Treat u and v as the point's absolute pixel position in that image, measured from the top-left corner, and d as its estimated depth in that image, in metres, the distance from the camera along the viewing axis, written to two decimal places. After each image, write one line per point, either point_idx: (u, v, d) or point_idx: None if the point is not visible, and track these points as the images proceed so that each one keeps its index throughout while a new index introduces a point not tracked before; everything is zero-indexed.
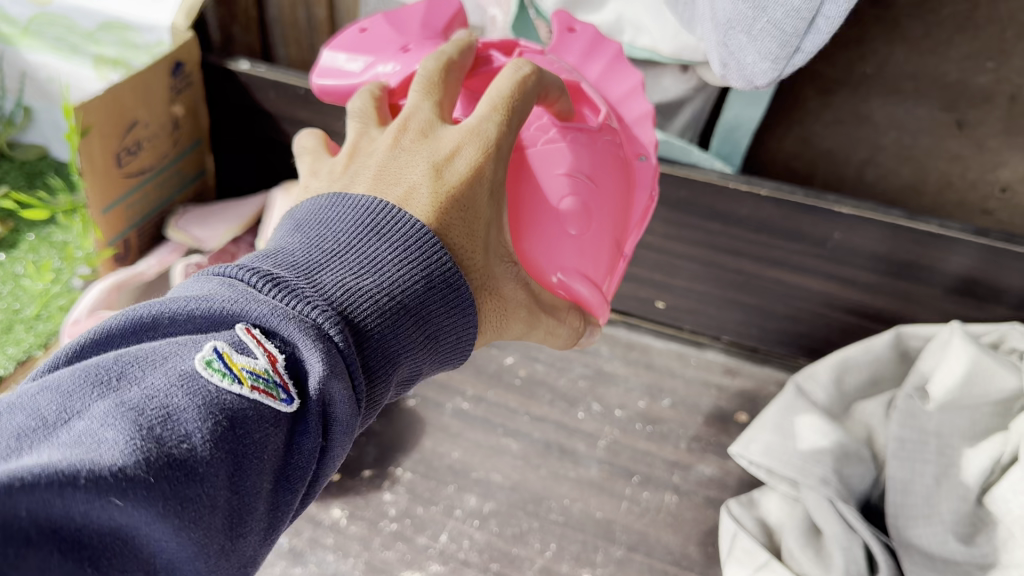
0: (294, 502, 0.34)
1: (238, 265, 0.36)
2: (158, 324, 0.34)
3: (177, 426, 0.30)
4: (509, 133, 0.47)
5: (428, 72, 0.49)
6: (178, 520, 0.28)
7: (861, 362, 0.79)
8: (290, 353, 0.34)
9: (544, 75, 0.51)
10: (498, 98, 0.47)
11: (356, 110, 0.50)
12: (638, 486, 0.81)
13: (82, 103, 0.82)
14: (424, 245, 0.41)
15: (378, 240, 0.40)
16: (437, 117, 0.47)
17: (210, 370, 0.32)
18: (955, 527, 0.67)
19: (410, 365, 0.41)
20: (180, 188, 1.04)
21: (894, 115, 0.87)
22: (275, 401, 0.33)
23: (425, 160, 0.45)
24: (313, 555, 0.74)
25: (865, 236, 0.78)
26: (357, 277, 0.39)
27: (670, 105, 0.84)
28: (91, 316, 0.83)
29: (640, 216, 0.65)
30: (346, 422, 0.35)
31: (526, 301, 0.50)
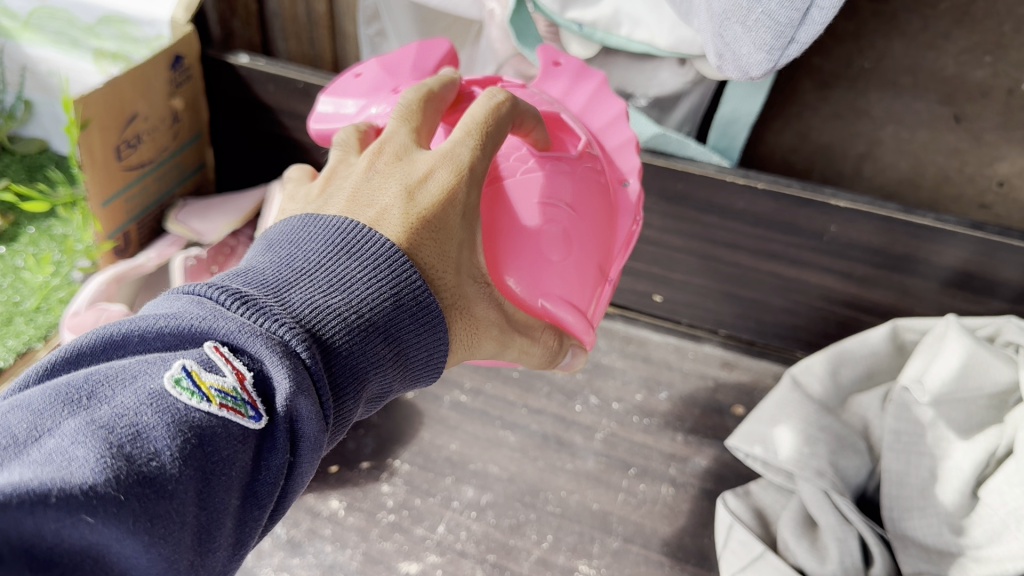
0: (263, 518, 0.36)
1: (208, 283, 0.37)
2: (128, 342, 0.36)
3: (146, 444, 0.31)
4: (483, 157, 0.49)
5: (408, 102, 0.51)
6: (148, 537, 0.30)
7: (857, 355, 0.79)
8: (258, 370, 0.35)
9: (520, 104, 0.53)
10: (472, 124, 0.49)
11: (339, 140, 0.53)
12: (634, 478, 0.82)
13: (82, 97, 0.82)
14: (392, 263, 0.42)
15: (348, 259, 0.41)
16: (412, 142, 0.49)
17: (179, 388, 0.33)
18: (951, 519, 0.68)
19: (380, 382, 0.42)
20: (179, 182, 1.04)
21: (892, 108, 0.87)
22: (243, 418, 0.34)
23: (398, 182, 0.46)
24: (312, 546, 0.75)
25: (860, 229, 0.78)
26: (327, 296, 0.40)
27: (667, 98, 0.85)
28: (91, 308, 0.83)
29: (624, 241, 0.64)
30: (314, 438, 0.36)
31: (497, 320, 0.51)
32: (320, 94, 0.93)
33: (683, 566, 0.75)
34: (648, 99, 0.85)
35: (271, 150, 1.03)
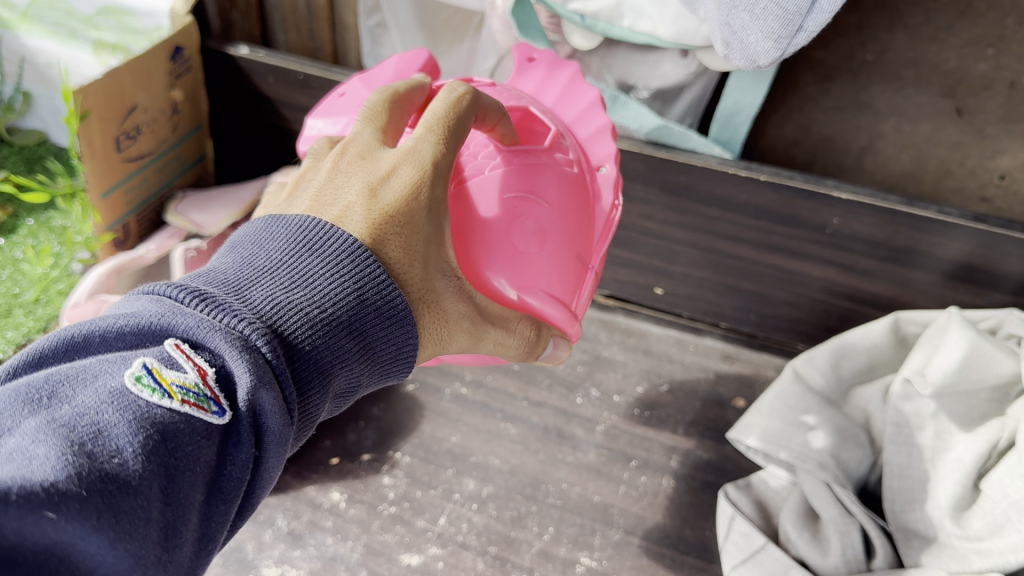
0: (229, 514, 0.35)
1: (167, 281, 0.36)
2: (89, 342, 0.35)
3: (108, 441, 0.31)
4: (446, 153, 0.48)
5: (373, 103, 0.51)
6: (114, 533, 0.29)
7: (860, 347, 0.79)
8: (219, 366, 0.35)
9: (482, 97, 0.53)
10: (434, 120, 0.49)
11: (312, 151, 0.53)
12: (635, 470, 0.82)
13: (82, 87, 0.82)
14: (357, 257, 0.42)
15: (311, 255, 0.41)
16: (377, 141, 0.49)
17: (140, 386, 0.33)
18: (951, 510, 0.67)
19: (347, 377, 0.41)
20: (179, 174, 1.04)
21: (893, 101, 0.87)
22: (206, 414, 0.34)
23: (361, 180, 0.46)
24: (312, 538, 0.75)
25: (863, 221, 0.78)
26: (288, 291, 0.39)
27: (670, 90, 0.84)
28: (91, 300, 0.83)
29: (604, 226, 0.63)
30: (279, 433, 0.36)
31: (469, 312, 0.50)
32: (320, 85, 0.93)
33: (683, 558, 0.75)
34: (650, 91, 0.85)
35: (272, 141, 1.03)
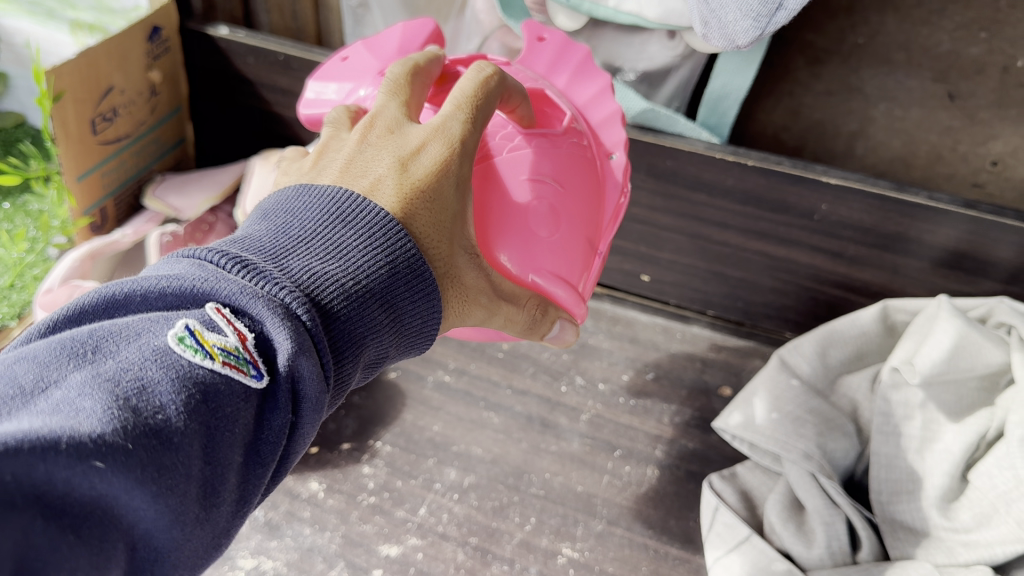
0: (265, 477, 0.35)
1: (208, 248, 0.37)
2: (130, 301, 0.35)
3: (152, 397, 0.30)
4: (474, 131, 0.48)
5: (395, 75, 0.50)
6: (156, 487, 0.29)
7: (847, 336, 0.78)
8: (258, 332, 0.35)
9: (508, 79, 0.52)
10: (461, 99, 0.48)
11: (331, 118, 0.51)
12: (619, 460, 0.80)
13: (54, 68, 0.79)
14: (388, 229, 0.42)
15: (345, 227, 0.41)
16: (403, 116, 0.48)
17: (183, 346, 0.33)
18: (939, 500, 0.66)
19: (378, 348, 0.41)
20: (157, 158, 1.02)
21: (884, 86, 0.86)
22: (244, 376, 0.34)
23: (391, 154, 0.46)
24: (290, 528, 0.73)
25: (852, 207, 0.77)
26: (323, 262, 0.39)
27: (657, 73, 0.83)
28: (64, 286, 0.80)
29: (612, 214, 0.63)
30: (316, 399, 0.36)
31: (486, 286, 0.49)
32: (300, 66, 0.91)
33: (667, 549, 0.74)
34: (637, 73, 0.83)
35: (253, 125, 1.01)
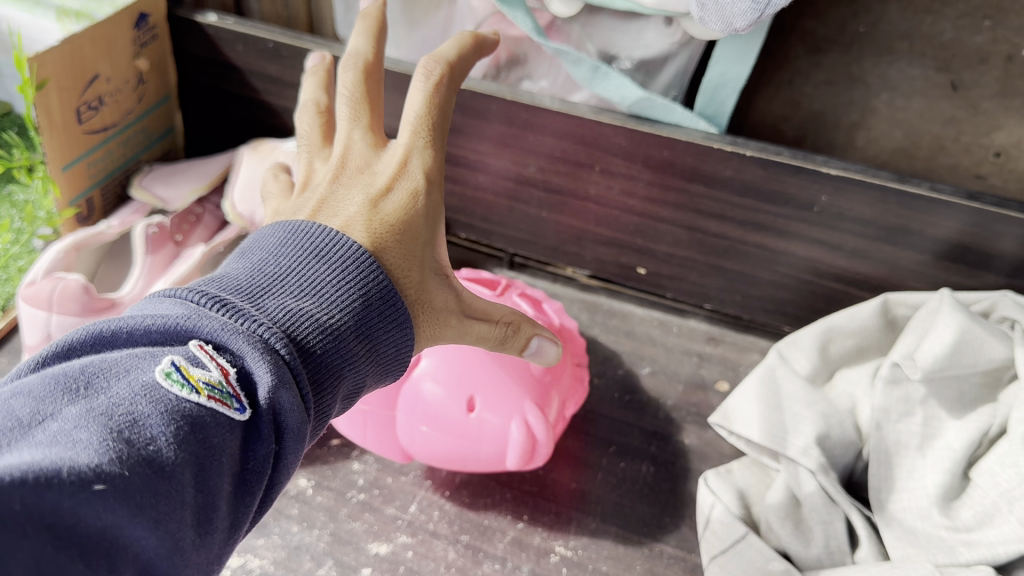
0: (252, 503, 0.39)
1: (189, 289, 0.41)
2: (117, 337, 0.39)
3: (144, 429, 0.35)
4: (434, 153, 0.57)
5: (354, 100, 0.60)
6: (154, 513, 0.33)
7: (847, 329, 0.76)
8: (240, 367, 0.39)
9: (454, 72, 0.62)
10: (418, 125, 0.57)
11: (304, 134, 0.63)
12: (614, 456, 0.79)
13: (37, 55, 0.78)
14: (356, 267, 0.47)
15: (314, 266, 0.46)
16: (368, 147, 0.58)
17: (170, 381, 0.37)
18: (939, 500, 0.65)
19: (354, 378, 0.46)
20: (146, 148, 1.00)
21: (886, 75, 0.84)
22: (229, 409, 0.38)
23: (362, 194, 0.54)
24: (277, 526, 0.71)
25: (852, 200, 0.75)
26: (299, 299, 0.44)
27: (654, 61, 0.81)
28: (47, 278, 0.77)
29: (576, 356, 0.76)
30: (297, 429, 0.40)
31: (455, 308, 0.55)
32: (290, 54, 0.89)
33: (663, 548, 0.72)
34: (633, 62, 0.81)
35: (243, 115, 0.99)
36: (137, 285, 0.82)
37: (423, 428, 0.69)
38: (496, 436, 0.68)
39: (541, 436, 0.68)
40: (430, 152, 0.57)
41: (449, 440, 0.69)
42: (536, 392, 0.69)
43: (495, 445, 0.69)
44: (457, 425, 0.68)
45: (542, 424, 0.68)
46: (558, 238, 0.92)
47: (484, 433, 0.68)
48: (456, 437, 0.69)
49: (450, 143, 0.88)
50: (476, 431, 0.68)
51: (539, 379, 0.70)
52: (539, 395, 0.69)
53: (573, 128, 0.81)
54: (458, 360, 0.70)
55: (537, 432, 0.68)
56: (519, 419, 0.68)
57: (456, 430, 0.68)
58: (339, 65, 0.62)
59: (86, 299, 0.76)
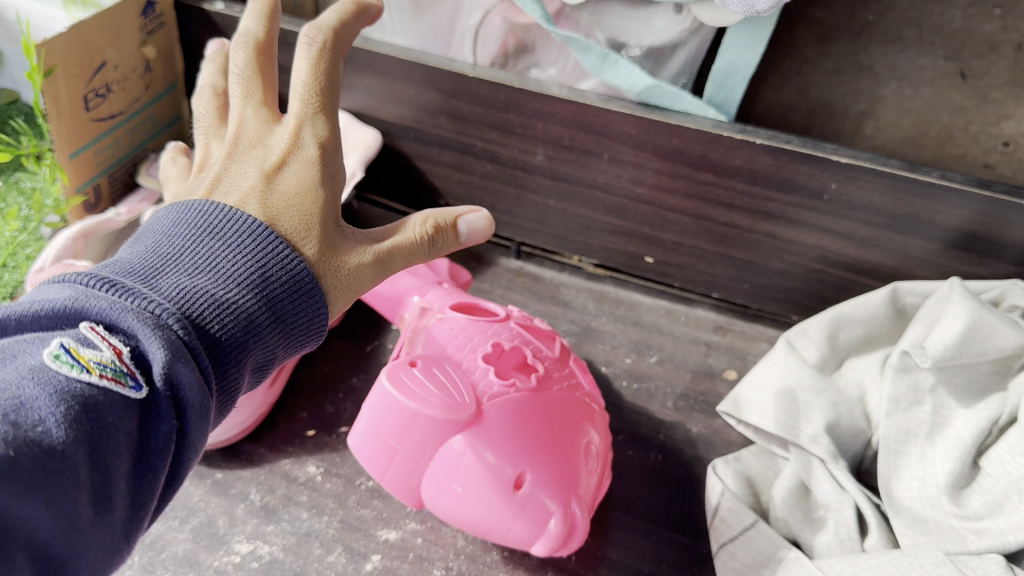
0: (158, 474, 0.42)
1: (79, 273, 0.43)
2: (9, 325, 0.42)
3: (32, 412, 0.37)
4: (327, 119, 0.59)
5: (244, 71, 0.62)
6: (43, 492, 0.35)
7: (856, 317, 0.76)
8: (132, 345, 0.42)
9: (338, 35, 0.62)
10: (306, 92, 0.59)
11: (201, 120, 0.65)
12: (622, 444, 0.79)
13: (45, 41, 0.77)
14: (249, 243, 0.50)
15: (210, 246, 0.49)
16: (259, 122, 0.60)
17: (59, 362, 0.39)
18: (949, 488, 0.64)
19: (259, 350, 0.48)
20: (153, 136, 0.99)
21: (895, 63, 0.88)
22: (123, 387, 0.40)
23: (255, 166, 0.57)
24: (287, 513, 0.72)
25: (863, 188, 0.75)
26: (193, 276, 0.46)
27: (663, 49, 0.81)
28: (56, 265, 0.78)
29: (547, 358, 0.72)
30: (198, 404, 0.42)
31: (370, 256, 0.57)
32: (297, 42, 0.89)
33: (671, 535, 0.72)
34: (642, 49, 0.81)
35: None
36: None
37: (458, 489, 0.63)
38: (534, 517, 0.62)
39: (580, 531, 0.62)
40: (321, 119, 0.58)
41: (489, 506, 0.62)
42: (584, 479, 0.64)
43: (526, 533, 0.63)
44: (501, 498, 0.61)
45: (585, 519, 0.62)
46: (566, 226, 0.92)
47: (523, 515, 0.62)
48: (492, 509, 0.62)
49: (458, 131, 0.88)
50: (518, 508, 0.62)
51: (587, 463, 0.65)
52: (585, 486, 0.64)
53: (581, 116, 0.81)
54: (516, 428, 0.63)
55: (577, 526, 0.62)
56: (568, 508, 0.62)
57: (497, 505, 0.62)
58: (234, 43, 0.64)
59: None
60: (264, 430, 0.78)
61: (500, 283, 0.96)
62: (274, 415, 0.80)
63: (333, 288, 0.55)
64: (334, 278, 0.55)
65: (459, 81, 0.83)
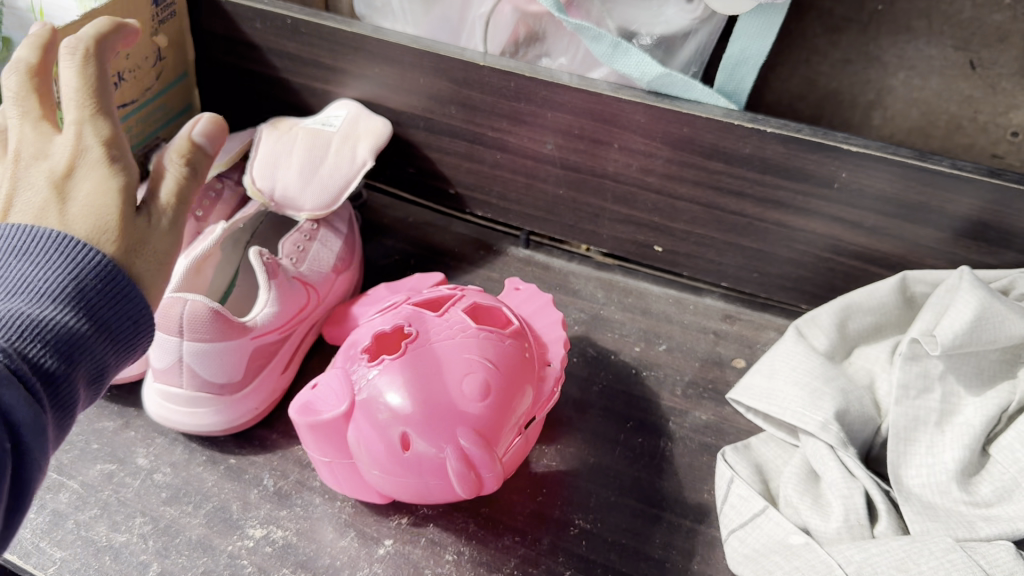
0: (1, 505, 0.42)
1: None
2: None
3: None
4: (107, 122, 0.54)
5: (16, 86, 0.55)
6: None
7: (866, 307, 0.77)
8: None
9: (109, 39, 0.57)
10: (75, 96, 0.54)
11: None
12: (632, 431, 0.79)
13: (57, 30, 0.78)
14: (59, 255, 0.48)
15: (21, 263, 0.47)
16: (38, 135, 0.54)
17: None
18: (958, 475, 0.65)
19: (85, 363, 0.48)
20: (164, 125, 1.00)
21: (904, 53, 0.88)
22: None
23: (44, 179, 0.52)
24: (300, 498, 0.73)
25: (873, 177, 0.75)
26: (5, 300, 0.45)
27: (674, 38, 0.82)
28: None
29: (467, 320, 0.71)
30: (29, 422, 0.43)
31: (168, 246, 0.55)
32: (308, 31, 0.89)
33: (680, 521, 0.72)
34: (653, 38, 0.82)
35: (259, 91, 0.99)
36: None
37: (376, 471, 0.65)
38: (436, 467, 0.63)
39: (480, 462, 0.62)
40: (102, 119, 0.54)
41: (395, 475, 0.64)
42: (475, 417, 0.63)
43: (439, 475, 0.64)
44: (399, 464, 0.64)
45: (482, 450, 0.62)
46: (575, 215, 0.92)
47: (427, 467, 0.63)
48: (402, 475, 0.64)
49: (468, 121, 0.89)
50: (417, 465, 0.63)
51: (478, 402, 0.64)
52: (476, 419, 0.63)
53: (591, 105, 0.81)
54: (431, 397, 0.64)
55: (475, 458, 0.62)
56: (455, 446, 0.62)
57: (400, 469, 0.64)
58: (4, 69, 0.56)
59: None
60: (278, 417, 0.80)
61: (509, 271, 0.96)
62: (285, 402, 0.81)
63: (149, 273, 0.53)
64: (146, 265, 0.53)
65: (469, 70, 0.84)
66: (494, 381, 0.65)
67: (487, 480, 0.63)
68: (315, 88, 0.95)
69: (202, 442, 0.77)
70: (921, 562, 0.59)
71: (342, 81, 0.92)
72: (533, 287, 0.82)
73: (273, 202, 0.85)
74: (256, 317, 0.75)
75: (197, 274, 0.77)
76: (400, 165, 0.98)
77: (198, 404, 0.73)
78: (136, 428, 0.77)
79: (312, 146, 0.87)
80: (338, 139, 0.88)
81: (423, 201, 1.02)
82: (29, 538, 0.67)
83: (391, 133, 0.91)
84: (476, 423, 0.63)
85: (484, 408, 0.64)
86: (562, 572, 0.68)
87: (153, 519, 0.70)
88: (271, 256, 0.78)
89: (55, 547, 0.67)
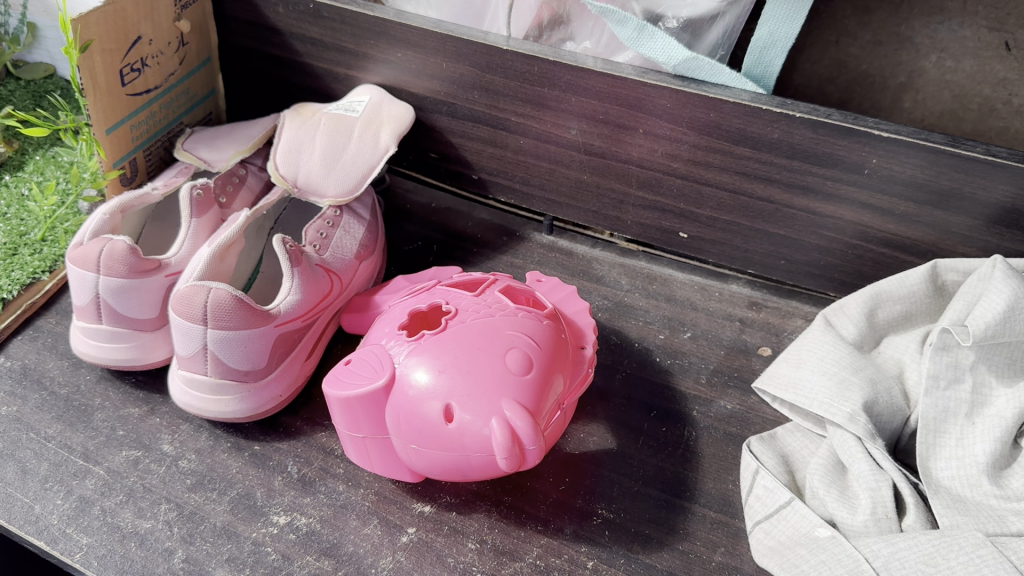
0: None
1: None
2: None
3: None
4: None
5: None
6: None
7: (895, 295, 0.75)
8: None
9: None
10: None
11: None
12: (655, 420, 0.79)
13: (81, 17, 0.78)
14: None
15: None
16: None
17: None
18: (989, 468, 0.64)
19: None
20: (189, 110, 1.00)
21: (936, 35, 0.86)
22: None
23: None
24: (324, 485, 0.73)
25: (902, 162, 0.74)
26: None
27: (701, 21, 0.81)
28: (95, 240, 0.76)
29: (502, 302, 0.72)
30: None
31: None
32: (331, 16, 0.89)
33: (702, 511, 0.72)
34: (679, 21, 0.81)
35: (282, 76, 0.98)
36: (182, 249, 0.79)
37: (414, 446, 0.65)
38: (480, 442, 0.63)
39: (525, 434, 0.62)
40: None
41: (433, 449, 0.64)
42: (518, 389, 0.64)
43: (481, 451, 0.63)
44: (440, 437, 0.64)
45: (527, 421, 0.62)
46: (600, 201, 0.91)
47: (469, 441, 0.63)
48: (442, 449, 0.64)
49: (490, 105, 0.88)
50: (459, 439, 0.63)
51: (520, 375, 0.65)
52: (519, 392, 0.64)
53: (615, 89, 0.80)
54: (474, 368, 0.65)
55: (520, 431, 0.62)
56: (500, 418, 0.62)
57: (441, 443, 0.64)
58: None
59: (132, 260, 0.74)
60: (302, 403, 0.80)
61: (533, 257, 0.95)
62: (309, 388, 0.82)
63: None
64: None
65: (493, 54, 0.83)
66: (536, 356, 0.66)
67: (530, 454, 0.62)
68: (338, 73, 0.94)
69: (228, 428, 0.77)
70: (950, 557, 0.58)
71: (364, 65, 0.92)
72: (555, 278, 0.81)
73: (296, 188, 0.85)
74: (279, 304, 0.74)
75: (221, 262, 0.76)
76: (423, 151, 0.97)
77: (224, 391, 0.74)
78: (161, 415, 0.78)
79: (333, 132, 0.86)
80: (361, 125, 0.87)
81: (446, 186, 1.02)
82: (56, 524, 0.68)
83: (413, 119, 0.90)
84: (519, 397, 0.64)
85: (526, 381, 0.64)
86: (585, 562, 0.67)
87: (178, 506, 0.70)
88: (294, 243, 0.78)
89: (82, 533, 0.68)
